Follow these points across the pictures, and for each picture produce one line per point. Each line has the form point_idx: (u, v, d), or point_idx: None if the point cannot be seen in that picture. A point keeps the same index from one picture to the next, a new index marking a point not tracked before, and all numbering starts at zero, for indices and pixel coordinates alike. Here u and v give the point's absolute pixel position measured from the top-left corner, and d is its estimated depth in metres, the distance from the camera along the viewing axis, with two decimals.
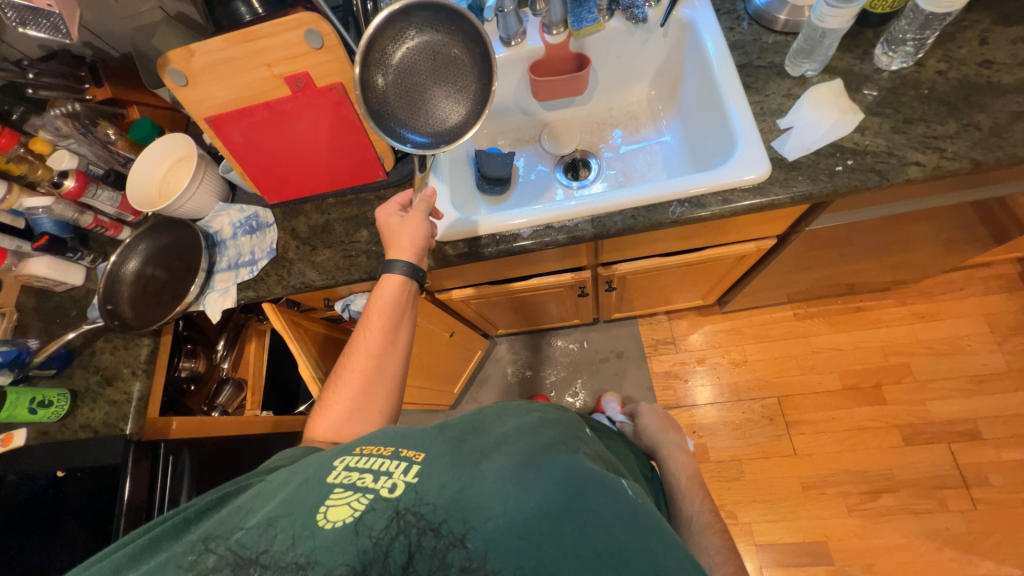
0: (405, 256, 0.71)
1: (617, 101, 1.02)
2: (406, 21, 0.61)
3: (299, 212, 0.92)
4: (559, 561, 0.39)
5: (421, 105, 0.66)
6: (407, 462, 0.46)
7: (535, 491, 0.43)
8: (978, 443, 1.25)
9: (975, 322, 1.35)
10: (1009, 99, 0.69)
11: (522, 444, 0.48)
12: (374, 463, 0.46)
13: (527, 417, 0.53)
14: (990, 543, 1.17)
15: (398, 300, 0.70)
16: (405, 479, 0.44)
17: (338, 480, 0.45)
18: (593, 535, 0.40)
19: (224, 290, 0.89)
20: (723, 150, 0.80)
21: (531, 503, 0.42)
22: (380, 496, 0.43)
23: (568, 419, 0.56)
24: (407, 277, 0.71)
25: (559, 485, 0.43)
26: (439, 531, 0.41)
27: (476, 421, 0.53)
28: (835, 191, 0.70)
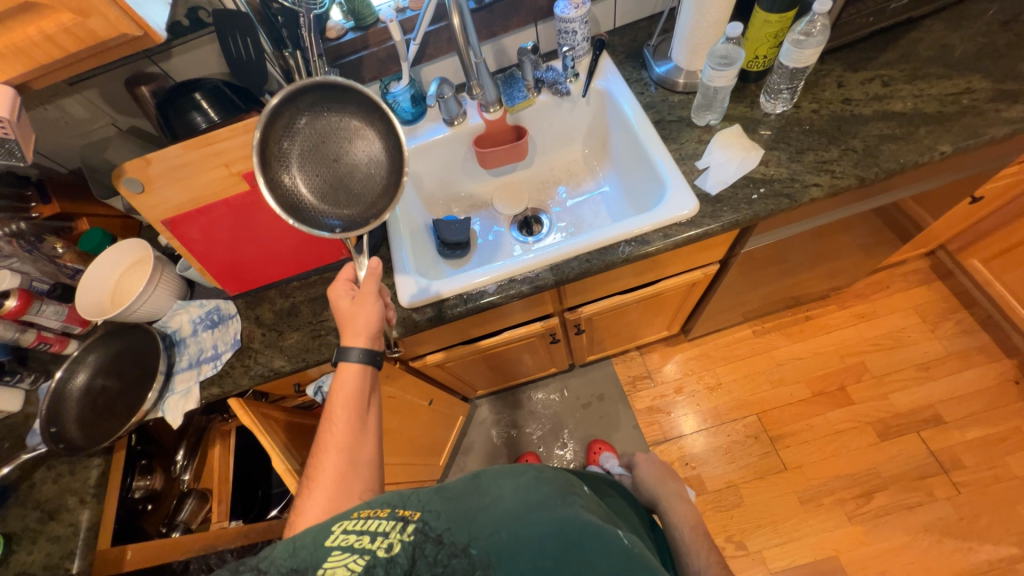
0: (360, 341, 0.71)
1: (557, 161, 1.13)
2: (275, 135, 0.64)
3: (262, 299, 0.93)
4: None
5: (330, 188, 0.68)
6: (404, 521, 0.44)
7: (527, 543, 0.42)
8: (942, 427, 1.32)
9: (908, 315, 1.48)
10: (873, 125, 0.83)
11: (512, 504, 0.46)
12: (370, 524, 0.43)
13: (520, 478, 0.49)
14: (982, 525, 1.20)
15: (360, 386, 0.69)
16: (403, 537, 0.42)
17: (335, 544, 0.42)
18: None
19: (185, 391, 0.85)
20: (655, 193, 0.90)
21: (526, 561, 0.41)
22: (377, 557, 0.41)
23: (564, 476, 0.53)
24: (368, 363, 0.71)
25: (549, 535, 0.43)
26: (441, 541, 0.43)
27: (473, 481, 0.49)
28: (756, 216, 0.80)
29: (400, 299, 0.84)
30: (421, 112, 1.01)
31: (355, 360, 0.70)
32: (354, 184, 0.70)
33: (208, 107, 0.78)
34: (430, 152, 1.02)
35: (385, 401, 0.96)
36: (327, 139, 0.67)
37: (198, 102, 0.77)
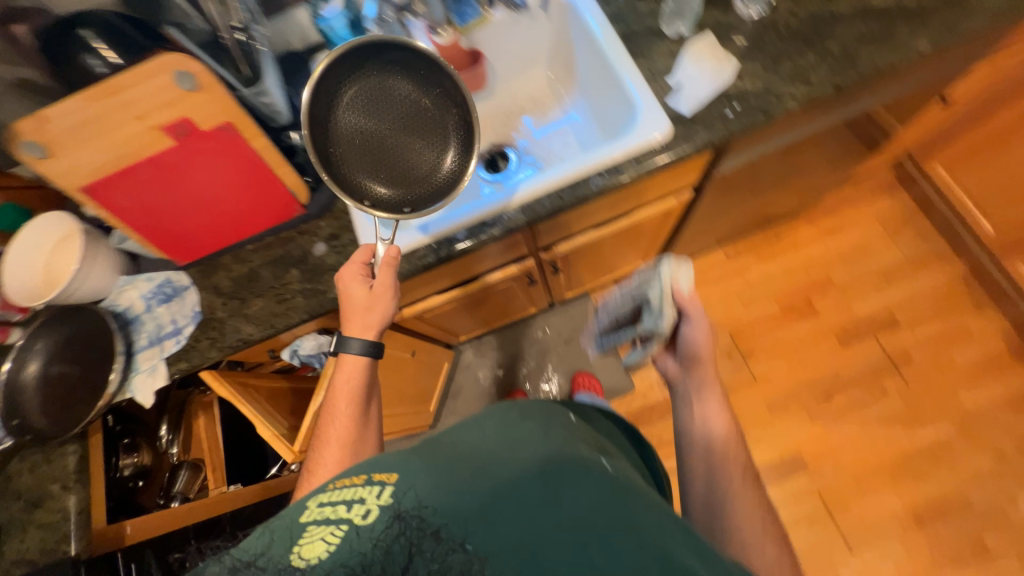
0: (363, 334, 0.71)
1: (520, 89, 1.04)
2: (334, 110, 0.69)
3: (217, 266, 0.87)
4: (544, 551, 0.39)
5: (401, 162, 0.71)
6: (381, 485, 0.43)
7: (510, 486, 0.42)
8: (897, 328, 1.41)
9: (872, 225, 1.52)
10: (851, 25, 0.78)
11: (492, 446, 0.46)
12: (347, 493, 0.43)
13: (504, 420, 0.50)
14: (926, 410, 1.34)
15: (359, 377, 0.70)
16: (379, 502, 0.41)
17: (312, 520, 0.42)
18: (576, 523, 0.40)
19: (151, 368, 0.81)
20: (625, 118, 0.84)
21: (510, 507, 0.41)
22: (356, 525, 0.40)
23: (546, 408, 0.54)
24: (370, 355, 0.71)
25: (532, 473, 0.43)
26: (439, 536, 0.40)
27: (451, 433, 0.50)
28: (731, 135, 0.76)
29: None
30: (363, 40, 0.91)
31: (358, 351, 0.70)
32: (417, 153, 0.72)
33: (104, 48, 0.66)
34: None
35: None
36: (380, 108, 0.71)
37: (89, 42, 0.66)
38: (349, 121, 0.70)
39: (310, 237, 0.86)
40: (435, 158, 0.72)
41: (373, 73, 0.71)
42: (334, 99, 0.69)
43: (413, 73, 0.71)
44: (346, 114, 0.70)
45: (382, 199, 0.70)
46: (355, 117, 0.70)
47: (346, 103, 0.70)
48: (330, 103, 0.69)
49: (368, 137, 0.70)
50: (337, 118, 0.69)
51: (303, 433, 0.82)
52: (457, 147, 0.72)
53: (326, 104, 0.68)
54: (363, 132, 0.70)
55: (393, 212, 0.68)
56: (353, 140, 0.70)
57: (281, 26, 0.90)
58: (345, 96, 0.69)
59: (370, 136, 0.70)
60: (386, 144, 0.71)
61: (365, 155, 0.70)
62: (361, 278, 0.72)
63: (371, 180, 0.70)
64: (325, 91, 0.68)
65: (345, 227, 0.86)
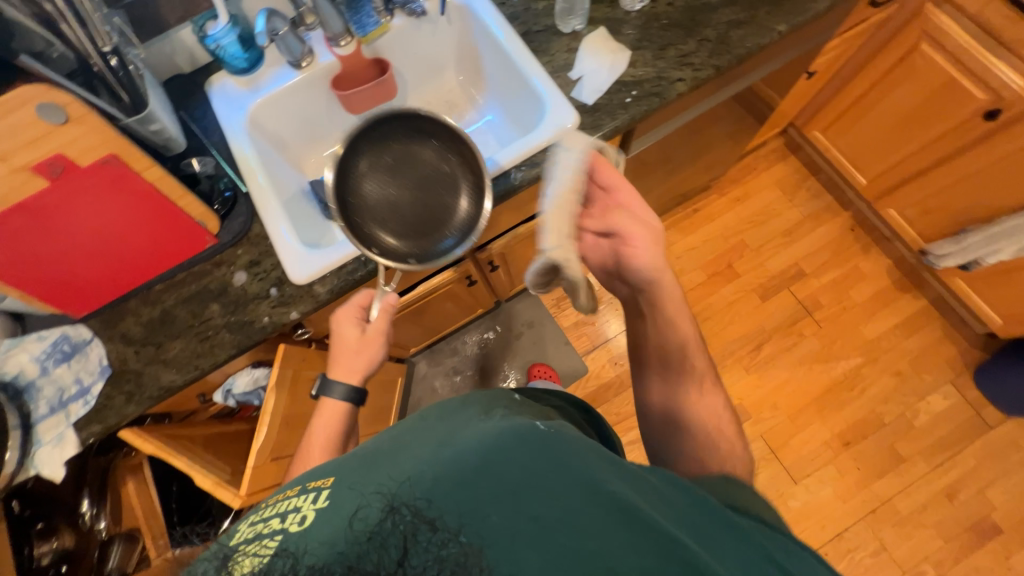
0: (346, 379, 0.75)
1: (432, 94, 1.04)
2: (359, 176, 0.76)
3: (123, 313, 0.79)
4: (516, 519, 0.35)
5: (420, 217, 0.78)
6: (316, 492, 0.42)
7: (444, 459, 0.38)
8: (805, 278, 1.58)
9: (772, 190, 1.68)
10: (722, 13, 0.86)
11: (442, 431, 0.43)
12: (281, 505, 0.42)
13: (449, 408, 0.48)
14: (838, 347, 1.51)
15: (341, 419, 0.74)
16: (314, 506, 0.40)
17: (244, 538, 0.40)
18: (536, 486, 0.36)
19: (57, 438, 0.72)
20: (536, 113, 0.88)
21: (447, 482, 0.37)
22: (289, 533, 0.38)
23: (496, 395, 0.52)
24: (351, 401, 0.75)
25: (468, 443, 0.39)
26: (435, 526, 0.36)
27: (402, 429, 0.47)
28: (633, 119, 0.82)
29: (290, 277, 0.77)
30: (257, 57, 0.88)
31: (340, 396, 0.74)
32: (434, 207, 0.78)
33: None
34: (283, 104, 0.91)
35: (308, 384, 0.90)
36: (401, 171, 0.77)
37: None
38: (374, 184, 0.77)
39: (228, 267, 0.80)
40: (451, 211, 0.78)
41: (396, 142, 0.77)
42: (359, 165, 0.76)
43: (430, 135, 0.77)
44: (373, 177, 0.76)
45: (402, 252, 0.75)
46: (379, 180, 0.77)
47: (371, 169, 0.76)
48: (357, 169, 0.75)
49: (392, 197, 0.77)
50: (364, 182, 0.76)
51: (247, 475, 0.76)
52: (470, 197, 0.77)
53: (353, 170, 0.75)
54: (387, 194, 0.77)
55: (408, 265, 0.74)
56: (379, 201, 0.77)
57: (162, 48, 0.86)
58: (371, 162, 0.76)
59: (392, 196, 0.77)
60: (407, 202, 0.78)
61: (387, 213, 0.77)
62: (355, 322, 0.77)
63: (393, 235, 0.76)
64: (351, 158, 0.75)
65: (266, 252, 0.81)
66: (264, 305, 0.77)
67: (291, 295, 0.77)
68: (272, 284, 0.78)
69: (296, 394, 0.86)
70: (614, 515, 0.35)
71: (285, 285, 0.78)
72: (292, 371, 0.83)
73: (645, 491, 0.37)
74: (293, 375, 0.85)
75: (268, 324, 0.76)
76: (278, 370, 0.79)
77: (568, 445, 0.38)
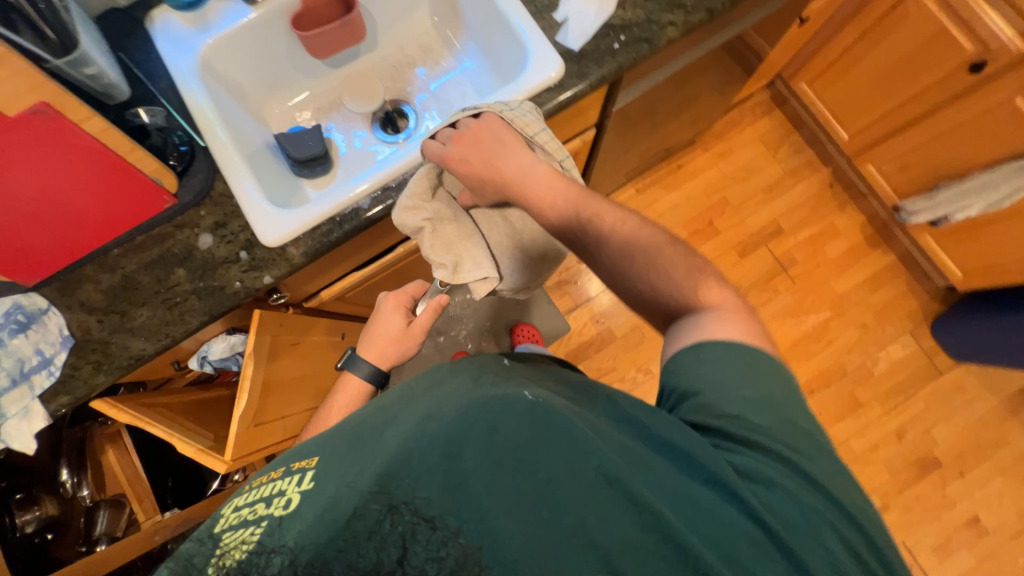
0: (372, 359, 0.77)
1: (406, 37, 0.96)
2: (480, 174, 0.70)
3: (80, 280, 0.73)
4: (507, 502, 0.40)
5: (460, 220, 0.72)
6: (302, 473, 0.46)
7: (427, 439, 0.42)
8: (783, 235, 1.61)
9: (756, 145, 1.67)
10: None
11: (425, 406, 0.47)
12: (266, 490, 0.46)
13: (434, 378, 0.52)
14: (809, 301, 1.56)
15: (359, 397, 0.75)
16: (299, 490, 0.44)
17: (228, 525, 0.44)
18: (526, 470, 0.41)
19: (23, 411, 0.69)
20: (518, 60, 0.82)
21: (436, 467, 0.41)
22: (276, 516, 0.43)
23: (482, 363, 0.55)
24: (371, 382, 0.77)
25: (451, 423, 0.43)
26: (435, 525, 0.40)
27: (384, 407, 0.50)
28: (621, 68, 0.77)
29: (262, 240, 0.73)
30: None
31: (363, 375, 0.76)
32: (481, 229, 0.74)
33: None
34: (239, 47, 0.83)
35: (289, 350, 0.88)
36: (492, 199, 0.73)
37: None
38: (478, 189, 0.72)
39: (191, 229, 0.75)
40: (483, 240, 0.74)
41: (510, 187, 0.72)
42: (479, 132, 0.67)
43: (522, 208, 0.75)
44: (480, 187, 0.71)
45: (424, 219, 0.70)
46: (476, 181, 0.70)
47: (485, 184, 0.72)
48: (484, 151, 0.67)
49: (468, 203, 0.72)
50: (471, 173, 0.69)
51: (230, 442, 0.75)
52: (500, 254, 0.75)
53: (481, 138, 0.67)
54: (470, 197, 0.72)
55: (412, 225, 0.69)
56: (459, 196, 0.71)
57: None
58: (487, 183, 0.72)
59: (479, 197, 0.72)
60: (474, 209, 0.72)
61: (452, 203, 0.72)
62: (399, 312, 0.78)
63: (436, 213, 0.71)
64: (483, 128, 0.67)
65: (233, 213, 0.75)
66: (234, 269, 0.73)
67: (262, 259, 0.73)
68: (241, 247, 0.74)
69: (276, 359, 0.84)
70: (581, 474, 0.41)
71: (255, 248, 0.74)
72: (269, 339, 0.81)
73: (613, 447, 0.43)
74: (271, 343, 0.82)
75: (240, 289, 0.73)
76: (255, 337, 0.76)
77: (540, 413, 0.43)
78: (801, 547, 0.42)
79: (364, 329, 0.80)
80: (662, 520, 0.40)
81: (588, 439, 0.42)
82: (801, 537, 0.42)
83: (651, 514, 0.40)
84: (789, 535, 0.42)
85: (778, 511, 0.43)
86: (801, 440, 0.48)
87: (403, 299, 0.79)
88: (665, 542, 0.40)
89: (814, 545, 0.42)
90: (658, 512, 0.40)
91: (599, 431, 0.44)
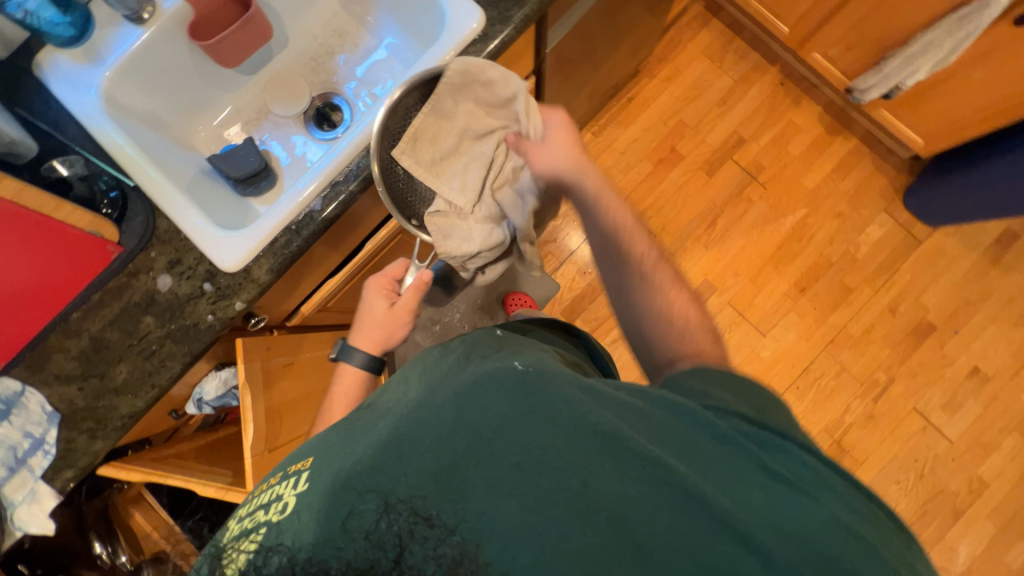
0: (365, 347, 0.76)
1: (316, 25, 0.91)
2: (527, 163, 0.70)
3: (46, 353, 0.70)
4: (505, 476, 0.40)
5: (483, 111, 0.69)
6: (297, 475, 0.46)
7: (422, 424, 0.43)
8: (745, 144, 1.60)
9: (701, 60, 1.63)
10: None
11: (415, 396, 0.48)
12: (267, 496, 0.47)
13: (427, 363, 0.53)
14: (784, 203, 1.57)
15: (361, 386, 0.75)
16: (296, 490, 0.45)
17: (234, 533, 0.45)
18: (519, 441, 0.41)
19: (30, 494, 0.68)
20: (437, 20, 0.78)
21: (426, 457, 0.42)
22: (274, 521, 0.44)
23: (474, 342, 0.55)
24: (368, 370, 0.76)
25: (443, 407, 0.44)
26: (432, 523, 0.40)
27: (375, 402, 0.51)
28: (543, 3, 0.73)
29: (222, 266, 0.70)
30: (83, 19, 0.73)
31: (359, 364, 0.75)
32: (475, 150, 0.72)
33: None
34: (141, 73, 0.77)
35: (284, 372, 0.87)
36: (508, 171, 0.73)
37: None
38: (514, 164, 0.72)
39: (146, 274, 0.71)
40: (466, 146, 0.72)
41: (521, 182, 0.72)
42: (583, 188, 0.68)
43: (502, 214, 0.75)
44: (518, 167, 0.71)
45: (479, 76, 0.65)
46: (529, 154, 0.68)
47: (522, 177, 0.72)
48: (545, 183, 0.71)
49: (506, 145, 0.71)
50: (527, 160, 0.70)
51: (249, 471, 0.74)
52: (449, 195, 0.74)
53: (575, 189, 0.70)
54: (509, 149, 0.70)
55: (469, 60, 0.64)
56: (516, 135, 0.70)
57: None
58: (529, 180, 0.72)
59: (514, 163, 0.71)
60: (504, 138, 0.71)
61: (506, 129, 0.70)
62: (389, 296, 0.79)
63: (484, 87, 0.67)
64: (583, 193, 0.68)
65: (185, 247, 0.72)
66: (202, 304, 0.70)
67: (228, 287, 0.71)
68: (204, 279, 0.71)
69: (272, 384, 0.83)
70: (579, 437, 0.41)
71: (218, 277, 0.71)
72: (260, 364, 0.79)
73: (610, 409, 0.43)
74: (264, 368, 0.81)
75: (215, 321, 0.71)
76: (244, 365, 0.75)
77: (529, 384, 0.44)
78: (813, 485, 0.41)
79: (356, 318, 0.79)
80: (669, 471, 0.40)
81: (581, 402, 0.43)
82: (816, 480, 0.42)
83: (657, 467, 0.40)
84: (800, 475, 0.42)
85: (787, 455, 0.43)
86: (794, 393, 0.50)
87: (393, 282, 0.81)
88: (672, 493, 0.39)
89: (830, 488, 0.42)
90: (662, 463, 0.40)
91: (593, 393, 0.45)
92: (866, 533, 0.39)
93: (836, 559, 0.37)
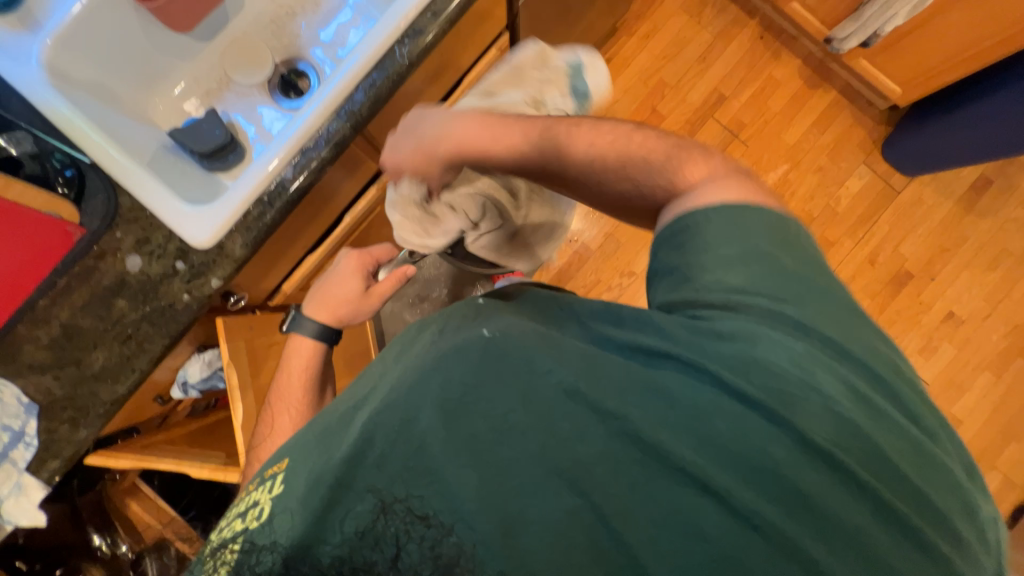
0: (320, 316, 0.76)
1: None
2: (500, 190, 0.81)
3: (15, 344, 0.67)
4: (478, 448, 0.40)
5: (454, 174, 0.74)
6: (272, 478, 0.45)
7: (389, 406, 0.42)
8: (726, 102, 1.58)
9: (680, 16, 1.59)
10: None
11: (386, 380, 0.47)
12: (245, 503, 0.45)
13: (399, 345, 0.52)
14: (766, 160, 1.57)
15: (315, 357, 0.74)
16: (271, 496, 0.43)
17: (218, 541, 0.45)
18: (486, 412, 0.41)
19: (17, 487, 0.66)
20: None
21: (401, 444, 0.41)
22: (254, 526, 0.43)
23: (443, 316, 0.53)
24: (320, 340, 0.75)
25: (408, 388, 0.43)
26: (429, 522, 0.39)
27: (350, 392, 0.50)
28: None
29: (193, 243, 0.67)
30: None
31: (312, 335, 0.75)
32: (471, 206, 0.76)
33: None
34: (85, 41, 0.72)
35: (270, 351, 0.86)
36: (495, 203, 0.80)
37: None
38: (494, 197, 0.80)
39: (113, 256, 0.68)
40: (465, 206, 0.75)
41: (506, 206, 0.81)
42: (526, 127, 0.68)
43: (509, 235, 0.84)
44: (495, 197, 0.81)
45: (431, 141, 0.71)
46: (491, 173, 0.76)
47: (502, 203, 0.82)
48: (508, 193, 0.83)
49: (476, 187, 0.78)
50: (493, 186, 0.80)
51: (240, 451, 0.73)
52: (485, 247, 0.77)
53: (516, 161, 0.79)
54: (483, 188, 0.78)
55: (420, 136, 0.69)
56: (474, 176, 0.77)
57: None
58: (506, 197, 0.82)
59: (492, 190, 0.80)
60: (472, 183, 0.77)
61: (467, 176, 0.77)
62: (359, 274, 0.79)
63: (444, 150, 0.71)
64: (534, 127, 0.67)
65: (152, 225, 0.69)
66: (177, 283, 0.68)
67: (202, 264, 0.68)
68: (176, 257, 0.68)
69: (258, 364, 0.82)
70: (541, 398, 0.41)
71: (191, 254, 0.68)
72: (244, 343, 0.78)
73: (575, 365, 0.43)
74: (248, 347, 0.79)
75: (192, 300, 0.68)
76: (226, 344, 0.73)
77: (493, 350, 0.44)
78: (786, 407, 0.40)
79: (314, 291, 0.79)
80: (628, 424, 0.40)
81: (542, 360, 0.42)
82: (794, 397, 0.41)
83: (622, 421, 0.40)
84: (778, 398, 0.41)
85: (765, 375, 0.42)
86: (795, 290, 0.47)
87: (363, 259, 0.80)
88: (642, 447, 0.39)
89: (811, 395, 0.41)
90: (630, 418, 0.40)
91: (556, 350, 0.44)
92: (837, 447, 0.40)
93: (805, 491, 0.39)
